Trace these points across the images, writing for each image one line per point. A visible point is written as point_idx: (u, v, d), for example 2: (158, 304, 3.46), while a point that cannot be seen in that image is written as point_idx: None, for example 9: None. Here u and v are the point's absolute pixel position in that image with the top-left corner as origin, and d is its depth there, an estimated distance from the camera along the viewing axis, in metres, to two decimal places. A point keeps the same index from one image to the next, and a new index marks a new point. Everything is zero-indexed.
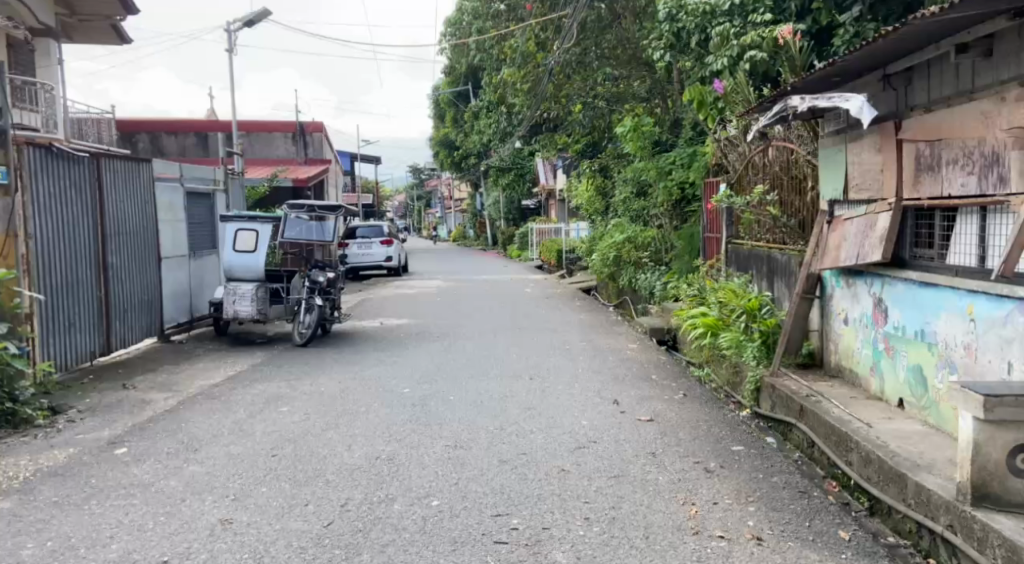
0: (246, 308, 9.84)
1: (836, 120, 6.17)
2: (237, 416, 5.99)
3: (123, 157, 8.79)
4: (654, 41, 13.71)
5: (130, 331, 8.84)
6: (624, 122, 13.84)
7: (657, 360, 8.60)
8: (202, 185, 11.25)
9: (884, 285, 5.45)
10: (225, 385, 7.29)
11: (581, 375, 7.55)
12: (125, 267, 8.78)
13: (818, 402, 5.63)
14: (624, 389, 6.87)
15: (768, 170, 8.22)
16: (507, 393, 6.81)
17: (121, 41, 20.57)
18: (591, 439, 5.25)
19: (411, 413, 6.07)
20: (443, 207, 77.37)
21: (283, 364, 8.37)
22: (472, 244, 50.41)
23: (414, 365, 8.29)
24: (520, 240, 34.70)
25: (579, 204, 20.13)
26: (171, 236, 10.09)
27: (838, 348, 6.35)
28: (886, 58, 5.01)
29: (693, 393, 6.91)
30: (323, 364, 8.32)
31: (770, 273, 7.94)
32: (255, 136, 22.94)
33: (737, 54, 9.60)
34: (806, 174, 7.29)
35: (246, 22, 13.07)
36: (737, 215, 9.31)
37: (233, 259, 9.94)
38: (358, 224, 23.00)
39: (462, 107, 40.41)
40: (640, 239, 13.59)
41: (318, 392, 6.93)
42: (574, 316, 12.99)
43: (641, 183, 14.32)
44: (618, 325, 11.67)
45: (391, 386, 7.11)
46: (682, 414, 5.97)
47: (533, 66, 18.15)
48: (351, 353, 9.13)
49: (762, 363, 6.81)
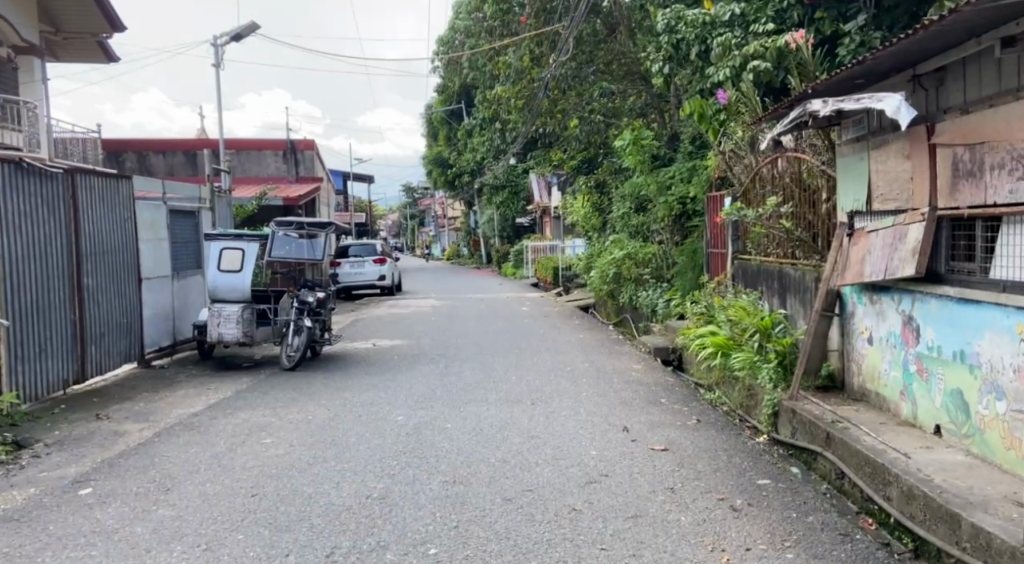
0: (231, 331, 9.33)
1: (856, 126, 5.80)
2: (216, 450, 5.53)
3: (100, 173, 8.36)
4: (651, 54, 13.42)
5: (108, 356, 8.39)
6: (624, 136, 13.49)
7: (663, 382, 8.18)
8: (187, 205, 10.83)
9: (915, 302, 5.04)
10: (206, 413, 6.82)
11: (586, 399, 7.12)
12: (102, 289, 8.34)
13: (846, 429, 5.21)
14: (633, 415, 6.43)
15: (778, 182, 7.85)
16: (509, 419, 6.37)
17: (108, 59, 20.26)
18: (603, 472, 4.81)
19: (407, 443, 5.62)
20: (437, 226, 77.10)
21: (270, 390, 7.91)
22: (466, 263, 50.03)
23: (409, 389, 7.84)
24: (515, 258, 34.35)
25: (575, 221, 19.77)
26: (153, 257, 9.65)
27: (862, 370, 5.94)
28: (918, 56, 4.64)
29: (707, 418, 6.48)
30: (312, 389, 7.87)
31: (781, 289, 7.55)
32: (245, 154, 22.54)
33: (740, 65, 9.20)
34: (819, 185, 6.92)
35: (233, 36, 12.68)
36: (744, 228, 8.95)
37: (217, 279, 9.47)
38: (350, 243, 22.60)
39: (455, 125, 40.20)
40: (641, 255, 13.19)
41: (306, 420, 6.47)
42: (574, 335, 12.56)
43: (640, 197, 13.95)
44: (620, 344, 11.24)
45: (386, 413, 6.66)
46: (698, 443, 5.54)
47: (527, 81, 17.88)
48: (341, 376, 8.68)
49: (780, 387, 6.39)
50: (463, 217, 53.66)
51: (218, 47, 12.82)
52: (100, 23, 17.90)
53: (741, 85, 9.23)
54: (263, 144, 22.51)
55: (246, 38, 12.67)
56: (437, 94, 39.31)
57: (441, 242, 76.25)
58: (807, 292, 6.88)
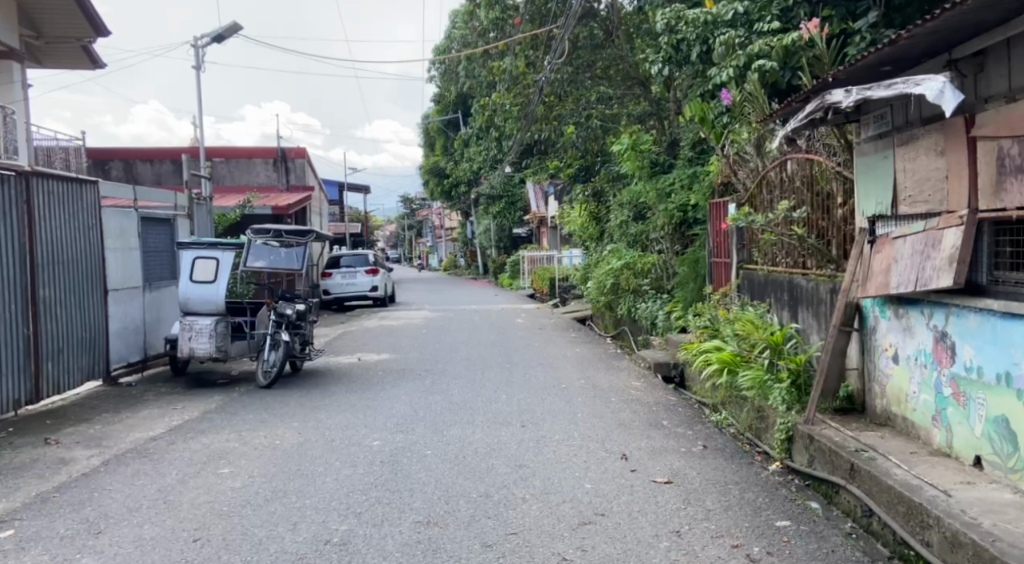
0: (203, 346, 8.71)
1: (878, 122, 5.29)
2: (165, 482, 4.93)
3: (59, 176, 7.78)
4: (649, 57, 12.95)
5: (67, 374, 7.79)
6: (623, 139, 13.02)
7: (665, 400, 7.60)
8: (162, 213, 10.29)
9: (950, 316, 4.48)
10: (164, 438, 6.22)
11: (582, 421, 6.53)
12: (61, 300, 7.75)
13: (873, 459, 4.64)
14: (633, 441, 5.84)
15: (788, 186, 7.31)
16: (495, 445, 5.78)
17: (94, 65, 19.78)
18: (599, 511, 4.22)
19: (381, 473, 5.03)
20: (434, 237, 76.65)
21: (240, 410, 7.32)
22: (463, 273, 49.50)
23: (390, 409, 7.24)
24: (512, 269, 33.79)
25: (571, 230, 19.25)
26: (122, 267, 9.08)
27: (886, 391, 5.37)
28: (956, 37, 4.10)
29: (714, 443, 5.89)
30: (285, 409, 7.28)
31: (793, 301, 6.98)
32: (234, 163, 21.97)
33: (744, 65, 8.70)
34: (835, 189, 6.36)
35: (214, 37, 12.15)
36: (751, 236, 8.42)
37: (189, 291, 8.90)
38: (342, 252, 21.91)
39: (451, 135, 39.79)
40: (640, 265, 12.62)
41: (273, 446, 5.88)
42: (570, 348, 12.00)
43: (639, 205, 13.42)
44: (618, 359, 10.67)
45: (361, 437, 6.07)
46: (706, 474, 4.96)
47: (523, 87, 17.41)
48: (319, 395, 8.08)
49: (794, 409, 5.82)
50: (460, 228, 53.19)
51: (198, 48, 12.27)
52: (83, 27, 17.40)
53: (745, 86, 8.68)
54: (252, 151, 21.98)
55: (227, 39, 12.13)
56: (433, 104, 38.91)
57: (438, 252, 75.82)
58: (823, 305, 6.32)
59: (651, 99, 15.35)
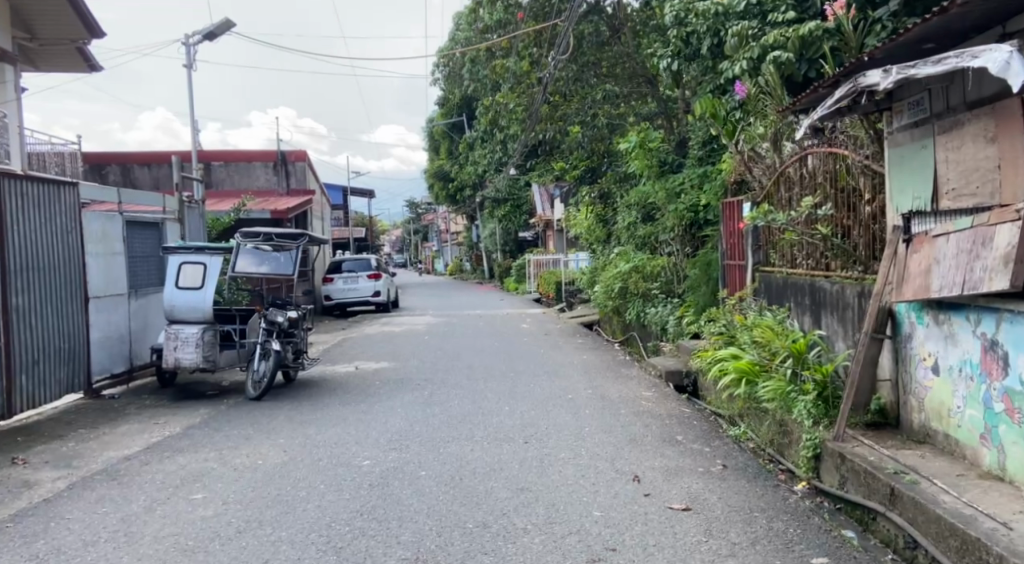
0: (189, 357, 8.27)
1: (913, 108, 4.83)
2: (130, 510, 4.47)
3: (34, 178, 7.36)
4: (658, 51, 12.54)
5: (43, 387, 7.36)
6: (630, 138, 12.62)
7: (679, 412, 7.11)
8: (149, 216, 9.87)
9: (1002, 323, 4.00)
10: (139, 458, 5.77)
11: (590, 437, 6.05)
12: (37, 309, 7.33)
13: (915, 483, 4.15)
14: (645, 459, 5.36)
15: (809, 182, 6.83)
16: (495, 464, 5.31)
17: (91, 69, 19.47)
18: (610, 546, 3.74)
19: (368, 499, 4.56)
20: (439, 241, 76.30)
21: (225, 425, 6.87)
22: (469, 278, 49.06)
23: (384, 423, 6.77)
24: (518, 273, 33.32)
25: (578, 234, 18.80)
26: (105, 273, 8.66)
27: (924, 406, 4.88)
28: (1011, 7, 3.64)
29: (734, 462, 5.41)
30: (272, 424, 6.82)
31: (816, 305, 6.50)
32: (233, 167, 21.61)
33: (758, 57, 8.28)
34: (862, 185, 5.89)
35: (206, 34, 11.73)
36: (768, 237, 7.96)
37: (175, 297, 8.44)
38: (344, 257, 21.47)
39: (456, 138, 39.37)
40: (650, 268, 12.14)
41: (254, 466, 5.41)
42: (576, 355, 11.52)
43: (648, 206, 12.94)
44: (628, 367, 10.20)
45: (350, 455, 5.61)
46: (728, 499, 4.48)
47: (527, 85, 16.97)
48: (311, 407, 7.62)
49: (821, 424, 5.34)
50: (466, 232, 52.78)
51: (189, 46, 11.87)
52: (79, 29, 17.06)
53: (760, 78, 8.26)
54: (252, 155, 21.59)
55: (220, 37, 11.71)
56: (438, 106, 38.55)
57: (444, 256, 75.50)
58: (851, 311, 5.85)
59: (660, 97, 14.89)
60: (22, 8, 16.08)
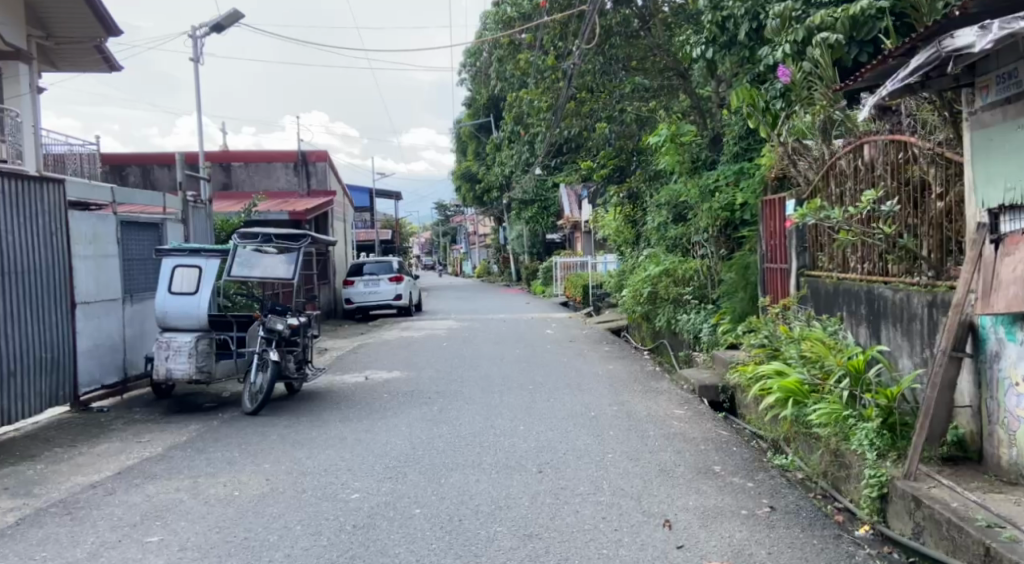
0: (182, 367, 7.62)
1: (1004, 82, 4.06)
2: (72, 557, 3.83)
3: (13, 174, 6.79)
4: (690, 39, 11.82)
5: (21, 401, 6.78)
6: (661, 131, 11.88)
7: (716, 435, 6.33)
8: (148, 217, 9.31)
9: None
10: (107, 486, 5.13)
11: (614, 467, 5.29)
12: (15, 317, 6.75)
13: (1018, 543, 3.34)
14: (677, 498, 4.61)
15: (866, 175, 6.11)
16: (502, 501, 4.58)
17: (111, 68, 19.10)
18: None
19: (347, 547, 3.86)
20: (467, 243, 75.84)
21: (211, 445, 6.25)
22: (495, 281, 48.42)
23: (385, 446, 6.09)
24: (545, 276, 32.61)
25: (606, 235, 18.00)
26: (95, 277, 8.09)
27: (1017, 442, 4.06)
28: None
29: (784, 501, 4.62)
30: (261, 446, 6.17)
31: (877, 315, 5.73)
32: (253, 168, 21.22)
33: (803, 39, 7.70)
34: (931, 176, 5.17)
35: (212, 25, 11.17)
36: (817, 238, 7.21)
37: (167, 302, 7.81)
38: (365, 260, 20.88)
39: (484, 139, 38.76)
40: (681, 272, 11.35)
41: (229, 499, 4.75)
42: (602, 365, 10.75)
43: (680, 205, 12.13)
44: (658, 379, 9.40)
45: (338, 487, 4.92)
46: (780, 556, 3.70)
47: (551, 80, 16.27)
48: (310, 424, 6.98)
49: (886, 460, 4.56)
50: (493, 233, 52.13)
51: (195, 38, 11.30)
52: (96, 28, 16.66)
53: (806, 62, 7.57)
54: (273, 155, 21.08)
55: (226, 28, 11.15)
56: (466, 107, 38.05)
57: (472, 259, 75.04)
58: (919, 323, 5.10)
59: (692, 91, 14.06)
60: (39, 7, 15.76)
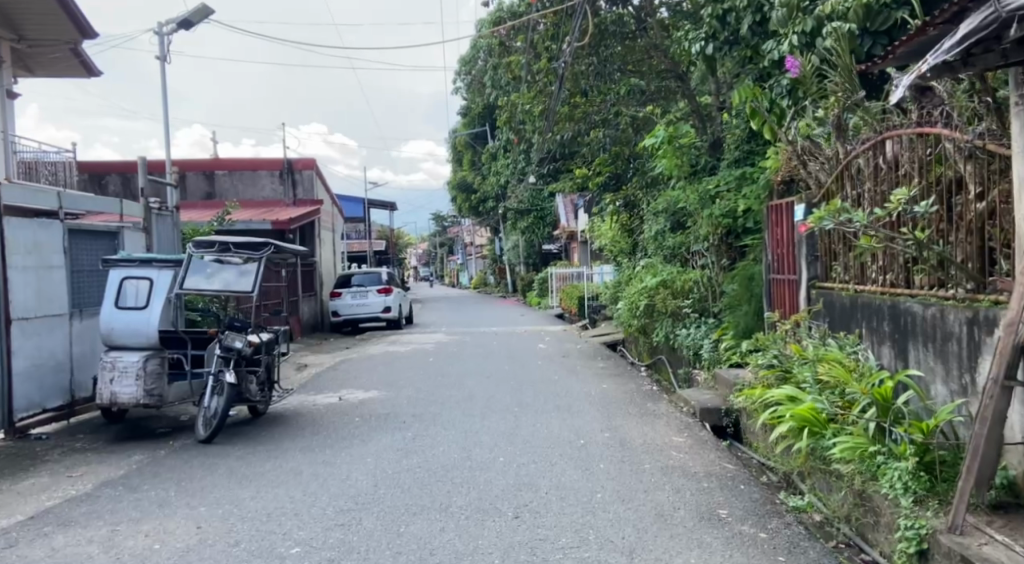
0: (128, 391, 6.88)
1: None
2: None
3: None
4: (688, 36, 11.21)
5: None
6: (658, 132, 11.32)
7: (721, 468, 5.62)
8: (103, 225, 8.60)
9: None
10: (10, 537, 4.39)
11: (603, 512, 4.57)
12: None
13: None
14: (676, 554, 3.88)
15: (889, 175, 5.42)
16: (467, 557, 3.85)
17: (89, 73, 18.33)
18: None
19: None
20: (464, 253, 75.19)
21: (149, 483, 5.51)
22: (492, 292, 47.71)
23: (346, 481, 5.37)
24: (541, 287, 31.94)
25: (602, 245, 17.32)
26: (37, 291, 7.37)
27: None
28: None
29: (803, 557, 3.90)
30: (204, 483, 5.45)
31: (903, 334, 5.04)
32: (238, 175, 20.45)
33: (812, 30, 7.07)
34: (967, 173, 4.49)
35: (180, 21, 10.50)
36: (830, 248, 6.59)
37: (113, 318, 7.10)
38: (353, 271, 20.17)
39: (480, 149, 38.14)
40: (680, 283, 10.63)
41: (146, 554, 4.02)
42: (596, 384, 10.02)
43: (679, 212, 11.43)
44: (655, 400, 8.68)
45: (277, 538, 4.19)
46: None
47: (544, 83, 15.63)
48: (267, 454, 6.25)
49: (925, 509, 3.84)
50: (489, 244, 51.50)
51: (162, 35, 10.64)
52: (71, 31, 15.93)
53: (816, 57, 6.99)
54: (258, 163, 20.31)
55: (194, 24, 10.49)
56: (462, 115, 37.53)
57: (469, 269, 74.38)
58: (955, 343, 4.39)
59: (690, 94, 13.43)
60: (8, 8, 15.01)
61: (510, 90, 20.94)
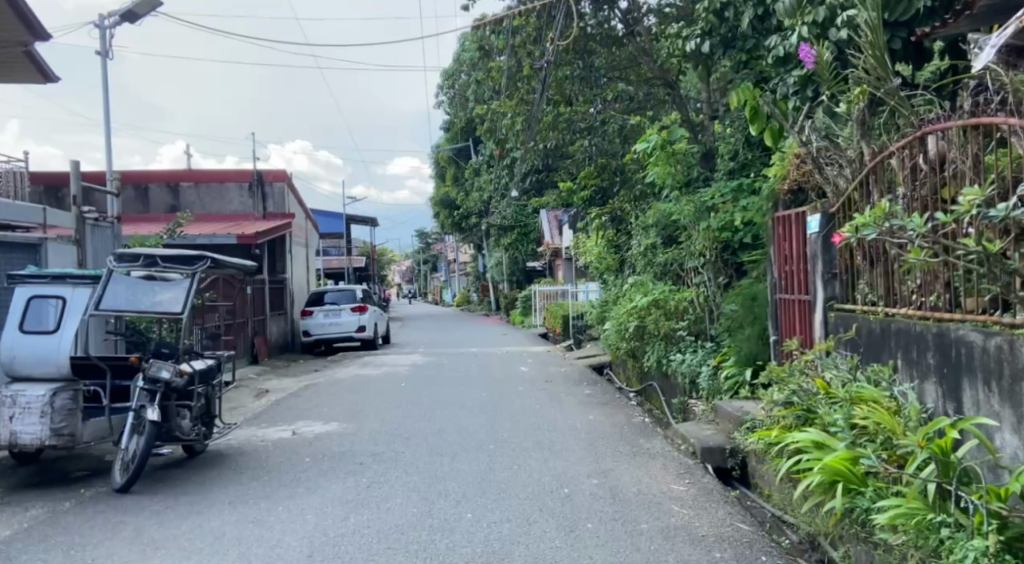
0: (31, 431, 5.80)
1: None
2: None
3: None
4: (679, 36, 10.39)
5: None
6: (650, 136, 10.29)
7: (734, 531, 4.65)
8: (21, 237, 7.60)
9: None
10: None
11: None
12: None
13: None
14: None
15: (931, 177, 4.52)
16: None
17: (44, 79, 17.22)
18: None
19: None
20: (447, 270, 74.17)
21: (32, 552, 4.46)
22: (474, 309, 46.69)
23: (272, 551, 4.33)
24: (524, 305, 30.98)
25: (587, 261, 16.36)
26: None
27: None
28: None
29: None
30: (100, 553, 4.40)
31: (954, 369, 4.12)
32: (204, 187, 19.35)
33: (825, 19, 6.25)
34: None
35: (123, 13, 9.54)
36: (852, 264, 5.70)
37: (17, 344, 6.11)
38: (326, 288, 19.13)
39: (463, 164, 37.24)
40: (674, 302, 9.65)
41: None
42: (581, 415, 9.04)
43: (671, 226, 10.53)
44: (648, 435, 7.71)
45: None
46: None
47: (526, 90, 14.73)
48: (189, 510, 5.21)
49: None
50: (472, 261, 50.50)
51: (103, 28, 9.67)
52: (21, 32, 14.80)
53: (829, 49, 6.19)
54: (226, 174, 19.28)
55: (139, 16, 9.53)
56: (445, 130, 36.70)
57: (452, 286, 73.35)
58: None
59: (682, 102, 12.59)
60: None
61: (491, 100, 20.09)
